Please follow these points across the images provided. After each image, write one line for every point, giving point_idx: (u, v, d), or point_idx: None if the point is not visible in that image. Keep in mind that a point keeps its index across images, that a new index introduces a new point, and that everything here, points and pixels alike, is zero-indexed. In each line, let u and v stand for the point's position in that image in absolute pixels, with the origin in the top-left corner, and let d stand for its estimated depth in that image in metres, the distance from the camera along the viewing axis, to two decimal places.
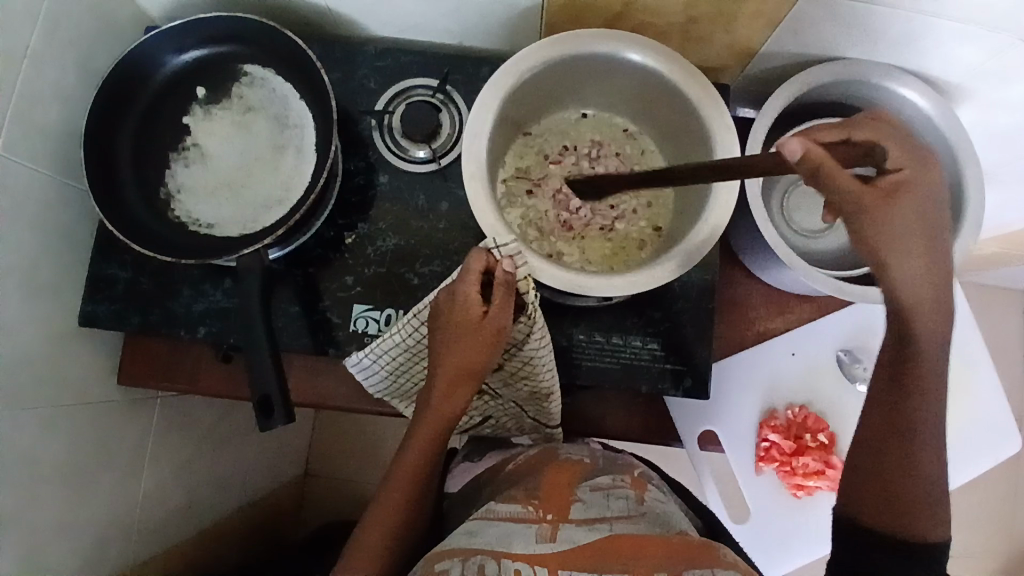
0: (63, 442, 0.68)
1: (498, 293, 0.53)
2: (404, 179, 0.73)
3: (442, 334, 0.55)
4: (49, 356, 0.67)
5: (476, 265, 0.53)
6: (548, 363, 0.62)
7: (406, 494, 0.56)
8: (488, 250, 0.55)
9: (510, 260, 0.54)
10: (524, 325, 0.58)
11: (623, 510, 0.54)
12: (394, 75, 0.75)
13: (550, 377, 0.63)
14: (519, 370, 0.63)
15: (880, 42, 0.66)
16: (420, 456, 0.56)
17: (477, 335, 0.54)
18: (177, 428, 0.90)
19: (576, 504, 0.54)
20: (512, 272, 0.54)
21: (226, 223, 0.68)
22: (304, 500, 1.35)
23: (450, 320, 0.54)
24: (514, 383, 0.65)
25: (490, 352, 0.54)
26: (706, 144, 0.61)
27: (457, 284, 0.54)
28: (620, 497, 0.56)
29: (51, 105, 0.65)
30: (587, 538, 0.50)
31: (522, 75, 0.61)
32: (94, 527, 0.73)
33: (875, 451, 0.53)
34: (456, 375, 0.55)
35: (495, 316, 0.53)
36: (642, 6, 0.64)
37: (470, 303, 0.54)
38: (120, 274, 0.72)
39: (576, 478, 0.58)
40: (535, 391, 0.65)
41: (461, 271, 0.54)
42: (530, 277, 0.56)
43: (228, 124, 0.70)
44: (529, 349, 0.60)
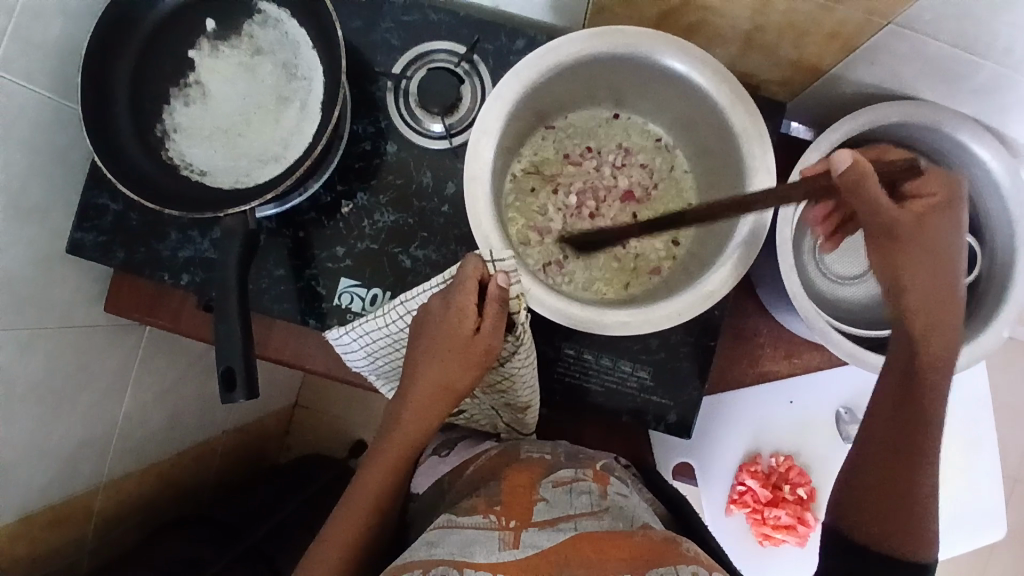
0: (39, 363, 0.69)
1: (492, 310, 0.49)
2: (413, 152, 0.68)
3: (428, 344, 0.51)
4: (30, 279, 0.66)
5: (470, 275, 0.49)
6: (529, 380, 0.58)
7: (376, 499, 0.54)
8: (484, 261, 0.50)
9: (504, 275, 0.49)
10: (511, 343, 0.54)
11: (587, 506, 0.53)
12: (419, 34, 0.68)
13: (529, 391, 0.59)
14: (498, 382, 0.58)
15: (961, 89, 0.58)
16: (393, 460, 0.54)
17: (464, 352, 0.50)
18: (164, 355, 0.91)
19: (538, 504, 0.53)
20: (506, 288, 0.49)
21: (219, 172, 0.64)
22: (290, 427, 1.38)
23: (438, 332, 0.50)
24: (491, 391, 0.61)
25: (474, 370, 0.51)
26: (740, 179, 0.55)
27: (451, 293, 0.49)
28: (583, 493, 0.54)
29: (53, 15, 0.61)
30: (552, 541, 0.49)
31: (552, 67, 0.54)
32: (67, 443, 0.75)
33: (880, 462, 0.54)
34: (438, 388, 0.52)
35: (486, 333, 0.50)
36: (704, 5, 0.56)
37: (461, 318, 0.49)
38: (111, 207, 0.69)
39: (536, 476, 0.56)
40: (512, 401, 0.61)
41: (456, 280, 0.49)
42: (523, 296, 0.51)
43: (233, 64, 0.65)
44: (512, 365, 0.55)
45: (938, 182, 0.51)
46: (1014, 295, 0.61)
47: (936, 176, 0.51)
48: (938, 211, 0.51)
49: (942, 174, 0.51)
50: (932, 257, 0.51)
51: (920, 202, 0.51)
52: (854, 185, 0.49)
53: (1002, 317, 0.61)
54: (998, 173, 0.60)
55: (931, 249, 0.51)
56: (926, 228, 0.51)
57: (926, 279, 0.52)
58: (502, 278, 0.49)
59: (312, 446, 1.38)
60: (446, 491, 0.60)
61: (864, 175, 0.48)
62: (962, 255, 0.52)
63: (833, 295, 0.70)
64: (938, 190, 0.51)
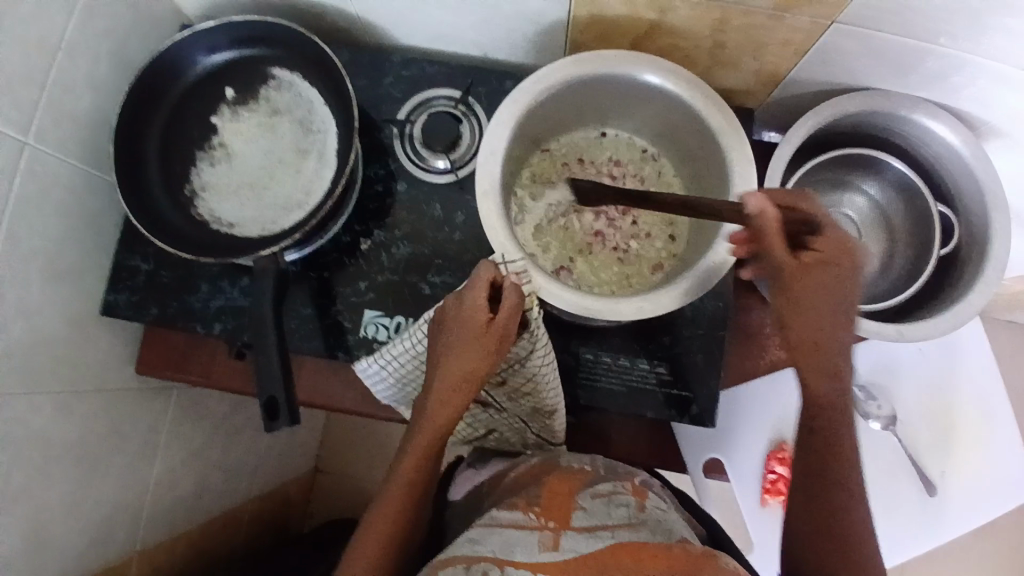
0: (76, 426, 0.70)
1: (507, 303, 0.53)
2: (422, 189, 0.73)
3: (447, 343, 0.54)
4: (69, 341, 0.69)
5: (484, 273, 0.53)
6: (551, 381, 0.61)
7: (402, 500, 0.55)
8: (495, 263, 0.55)
9: (517, 275, 0.54)
10: (528, 341, 0.57)
11: (624, 517, 0.52)
12: (418, 84, 0.75)
13: (554, 396, 0.63)
14: (523, 386, 0.63)
15: (913, 75, 0.64)
16: (416, 460, 0.56)
17: (483, 345, 0.53)
18: (190, 417, 0.91)
19: (578, 512, 0.52)
20: (519, 284, 0.54)
21: (246, 223, 0.69)
22: (312, 494, 1.37)
23: (457, 330, 0.54)
24: (518, 399, 0.65)
25: (494, 361, 0.54)
26: (724, 173, 0.61)
27: (466, 293, 0.53)
28: (621, 504, 0.54)
29: (83, 95, 0.67)
30: (590, 547, 0.49)
31: (544, 93, 0.61)
32: (104, 508, 0.75)
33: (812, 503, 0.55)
34: (461, 384, 0.54)
35: (501, 324, 0.53)
36: (670, 29, 0.64)
37: (476, 313, 0.53)
38: (142, 266, 0.75)
39: (577, 486, 0.56)
40: (539, 407, 0.65)
41: (469, 281, 0.54)
42: (535, 295, 0.56)
43: (253, 125, 0.72)
44: (532, 364, 0.59)
45: (831, 242, 0.52)
46: (994, 252, 0.66)
47: (826, 233, 0.52)
48: (825, 265, 0.52)
49: (840, 235, 0.52)
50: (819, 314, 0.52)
51: (813, 253, 0.52)
52: (760, 227, 0.53)
53: (986, 275, 0.66)
54: (957, 145, 0.67)
55: (821, 297, 0.52)
56: (811, 278, 0.52)
57: (819, 322, 0.53)
58: (512, 276, 0.54)
59: (336, 511, 1.35)
60: (486, 495, 0.63)
61: (772, 221, 0.52)
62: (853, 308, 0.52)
63: None
64: (825, 249, 0.52)
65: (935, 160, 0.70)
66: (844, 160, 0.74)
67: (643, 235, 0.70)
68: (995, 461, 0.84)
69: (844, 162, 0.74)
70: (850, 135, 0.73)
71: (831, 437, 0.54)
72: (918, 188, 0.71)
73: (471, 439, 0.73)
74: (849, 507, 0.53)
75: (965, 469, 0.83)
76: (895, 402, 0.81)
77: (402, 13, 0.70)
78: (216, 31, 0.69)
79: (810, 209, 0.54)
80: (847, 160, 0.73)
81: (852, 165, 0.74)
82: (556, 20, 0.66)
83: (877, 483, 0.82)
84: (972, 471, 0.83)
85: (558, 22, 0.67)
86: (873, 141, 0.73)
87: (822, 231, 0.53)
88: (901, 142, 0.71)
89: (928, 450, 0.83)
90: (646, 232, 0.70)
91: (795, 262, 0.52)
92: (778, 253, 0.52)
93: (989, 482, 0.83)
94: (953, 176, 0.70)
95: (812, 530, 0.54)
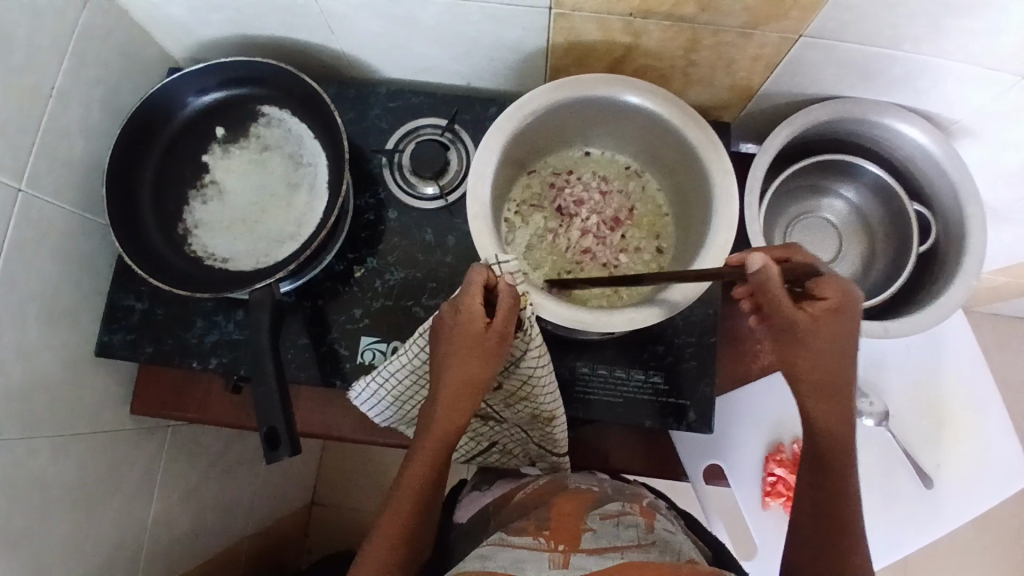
0: (72, 468, 0.69)
1: (501, 306, 0.54)
2: (412, 215, 0.75)
3: (446, 349, 0.55)
4: (64, 383, 0.69)
5: (477, 279, 0.54)
6: (547, 385, 0.61)
7: (409, 511, 0.56)
8: (489, 267, 0.56)
9: (508, 277, 0.56)
10: (522, 342, 0.57)
11: (633, 538, 0.53)
12: (404, 115, 0.78)
13: (551, 400, 0.63)
14: (518, 390, 0.62)
15: (877, 83, 0.68)
16: (421, 467, 0.57)
17: (481, 350, 0.54)
18: (186, 455, 0.90)
19: (586, 533, 0.53)
20: (512, 286, 0.55)
21: (240, 257, 0.70)
22: (309, 528, 1.35)
23: (455, 335, 0.55)
24: (515, 405, 0.65)
25: (491, 364, 0.55)
26: (704, 184, 0.63)
27: (460, 298, 0.54)
28: (629, 526, 0.54)
29: (75, 140, 0.68)
30: (600, 565, 0.48)
31: (528, 117, 0.63)
32: (102, 550, 0.73)
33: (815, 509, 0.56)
34: (462, 389, 0.55)
35: (498, 328, 0.54)
36: (645, 50, 0.67)
37: (472, 319, 0.54)
38: (137, 305, 0.75)
39: (585, 507, 0.57)
40: (537, 412, 0.64)
41: (463, 285, 0.55)
42: (527, 296, 0.57)
43: (244, 162, 0.74)
44: (527, 367, 0.59)
45: (834, 288, 0.52)
46: (972, 244, 0.69)
47: (828, 282, 0.53)
48: (831, 314, 0.52)
49: (839, 280, 0.53)
50: (828, 358, 0.53)
51: (819, 305, 0.52)
52: (762, 285, 0.52)
53: (966, 267, 0.68)
54: (928, 145, 0.70)
55: (826, 347, 0.53)
56: (821, 329, 0.52)
57: (821, 363, 0.53)
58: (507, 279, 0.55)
59: (335, 544, 1.33)
60: (492, 517, 0.63)
61: (778, 279, 0.51)
62: (856, 347, 0.54)
63: None
64: (831, 297, 0.52)
65: (908, 161, 0.73)
66: (820, 166, 0.77)
67: (631, 249, 0.72)
68: (984, 452, 0.85)
69: (821, 168, 0.77)
70: (822, 142, 0.76)
71: (834, 444, 0.55)
72: (892, 189, 0.74)
73: (474, 456, 0.74)
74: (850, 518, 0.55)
75: (955, 458, 0.85)
76: (885, 398, 0.83)
77: (387, 48, 0.73)
78: (206, 73, 0.71)
79: (804, 261, 0.55)
80: (823, 166, 0.76)
81: (828, 171, 0.77)
82: (535, 48, 0.69)
83: (873, 477, 0.83)
84: (963, 465, 0.84)
85: (537, 50, 0.69)
86: (846, 147, 0.76)
87: (823, 281, 0.53)
88: (873, 146, 0.75)
89: (919, 442, 0.85)
90: (635, 246, 0.72)
91: (806, 313, 0.53)
92: (789, 309, 0.52)
93: (980, 473, 0.84)
94: (925, 175, 0.73)
95: (815, 552, 0.55)
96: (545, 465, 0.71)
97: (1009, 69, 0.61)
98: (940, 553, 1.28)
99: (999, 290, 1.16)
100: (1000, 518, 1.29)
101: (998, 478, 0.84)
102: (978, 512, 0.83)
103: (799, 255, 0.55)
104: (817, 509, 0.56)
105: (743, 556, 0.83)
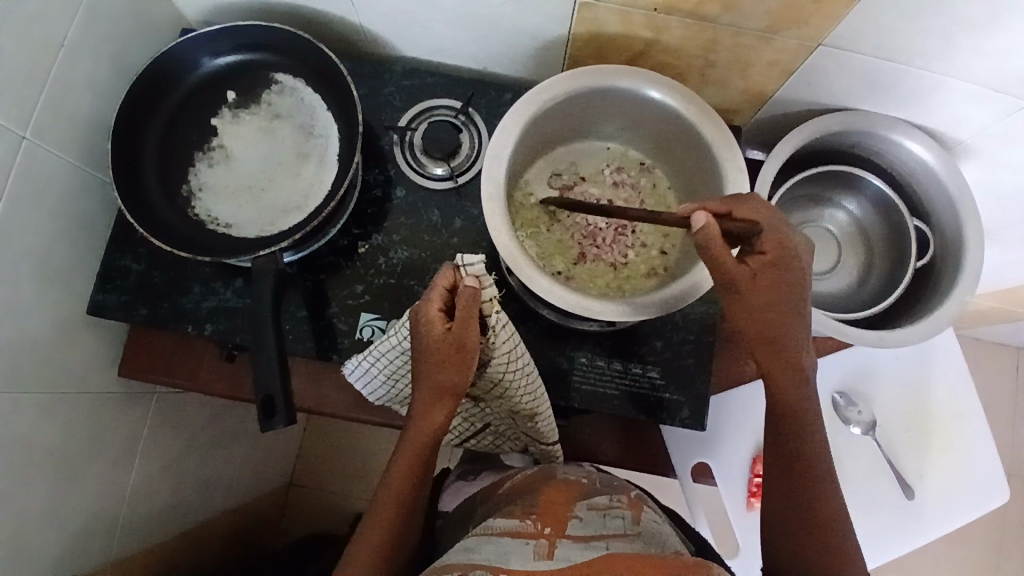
0: (57, 427, 0.68)
1: (460, 307, 0.54)
2: (421, 195, 0.75)
3: (418, 353, 0.56)
4: (54, 341, 0.68)
5: (443, 281, 0.55)
6: (521, 386, 0.61)
7: (396, 504, 0.57)
8: (457, 268, 0.56)
9: (473, 278, 0.55)
10: (490, 342, 0.57)
11: (620, 528, 0.51)
12: (419, 94, 0.77)
13: (530, 398, 0.63)
14: (493, 389, 0.63)
15: (888, 96, 0.69)
16: (405, 467, 0.58)
17: (448, 354, 0.54)
18: (171, 424, 0.89)
19: (573, 521, 0.51)
20: (475, 287, 0.54)
21: (244, 224, 0.70)
22: (286, 509, 1.33)
23: (420, 340, 0.56)
24: (495, 399, 0.65)
25: (461, 366, 0.55)
26: (717, 181, 0.64)
27: (423, 302, 0.55)
28: (616, 516, 0.52)
29: (83, 94, 0.67)
30: (585, 555, 0.46)
31: (544, 103, 0.64)
32: (82, 514, 0.72)
33: (785, 480, 0.60)
34: (436, 391, 0.56)
35: (456, 330, 0.54)
36: (664, 47, 0.67)
37: (433, 321, 0.54)
38: (133, 266, 0.74)
39: (573, 497, 0.55)
40: (519, 409, 0.65)
41: (427, 289, 0.56)
42: (496, 297, 0.56)
43: (254, 129, 0.73)
44: (496, 367, 0.59)
45: (771, 243, 0.55)
46: (968, 262, 0.70)
47: (767, 233, 0.55)
48: (769, 269, 0.55)
49: (779, 233, 0.55)
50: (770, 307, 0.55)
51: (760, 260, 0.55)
52: (703, 240, 0.54)
53: (962, 283, 0.70)
54: (931, 162, 0.71)
55: (767, 301, 0.55)
56: (762, 284, 0.55)
57: (766, 314, 0.55)
58: (471, 282, 0.54)
59: (311, 526, 1.32)
60: (479, 505, 0.63)
61: (715, 233, 0.53)
62: (804, 295, 0.55)
63: (810, 289, 0.79)
64: (768, 251, 0.54)
65: (910, 177, 0.75)
66: (827, 176, 0.77)
67: (638, 243, 0.72)
68: (965, 466, 0.87)
69: (825, 179, 0.78)
70: (831, 154, 0.77)
71: (799, 421, 0.58)
72: (894, 203, 0.75)
73: (467, 440, 0.74)
74: (816, 486, 0.58)
75: (938, 467, 0.87)
76: (873, 407, 0.86)
77: (406, 25, 0.72)
78: (221, 35, 0.70)
79: (746, 215, 0.56)
80: (828, 176, 0.77)
81: (834, 182, 0.78)
82: (556, 36, 0.69)
83: (854, 480, 0.86)
84: (941, 478, 0.86)
85: (558, 38, 0.69)
86: (853, 159, 0.77)
87: (762, 232, 0.55)
88: (877, 160, 0.76)
89: (904, 451, 0.87)
90: (642, 241, 0.72)
91: (745, 267, 0.55)
92: (729, 264, 0.54)
93: (957, 488, 0.86)
94: (926, 191, 0.74)
95: (790, 519, 0.59)
96: (537, 452, 0.71)
97: (1017, 91, 0.63)
98: (909, 565, 1.31)
99: (984, 313, 1.19)
100: (971, 534, 1.32)
101: (978, 493, 0.85)
102: (955, 525, 0.85)
103: (742, 208, 0.56)
104: (783, 471, 0.60)
105: (727, 554, 0.85)
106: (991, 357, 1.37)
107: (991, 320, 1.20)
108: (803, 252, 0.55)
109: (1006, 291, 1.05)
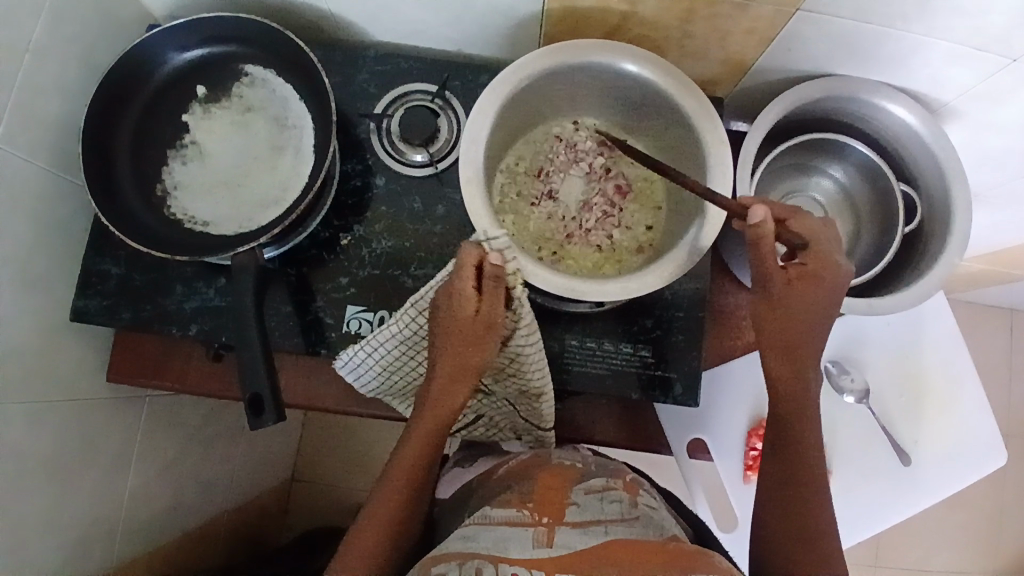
0: (48, 436, 0.67)
1: (489, 287, 0.54)
2: (401, 182, 0.73)
3: (441, 331, 0.56)
4: (39, 349, 0.66)
5: (468, 260, 0.54)
6: (535, 361, 0.61)
7: (410, 484, 0.58)
8: (479, 245, 0.56)
9: (499, 254, 0.55)
10: (512, 320, 0.58)
11: (617, 513, 0.50)
12: (394, 80, 0.75)
13: (539, 377, 0.63)
14: (508, 366, 0.63)
15: (871, 60, 0.68)
16: (421, 449, 0.58)
17: (475, 332, 0.55)
18: (165, 427, 0.88)
19: (571, 508, 0.50)
20: (501, 266, 0.54)
21: (222, 221, 0.68)
22: (289, 506, 1.33)
23: (448, 319, 0.55)
24: (503, 380, 0.65)
25: (485, 345, 0.56)
26: (700, 153, 0.63)
27: (454, 280, 0.55)
28: (614, 500, 0.51)
29: (51, 97, 0.65)
30: (586, 543, 0.46)
31: (520, 83, 0.63)
32: (78, 521, 0.71)
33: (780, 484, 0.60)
34: (458, 369, 0.56)
35: (488, 310, 0.55)
36: (641, 19, 0.66)
37: (465, 301, 0.54)
38: (113, 270, 0.73)
39: (569, 482, 0.53)
40: (525, 389, 0.65)
41: (454, 268, 0.55)
42: (520, 273, 0.56)
43: (227, 123, 0.71)
44: (516, 344, 0.59)
45: (817, 258, 0.57)
46: (956, 226, 0.70)
47: (817, 252, 0.57)
48: (810, 281, 0.57)
49: (829, 253, 0.57)
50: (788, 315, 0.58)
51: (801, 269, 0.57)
52: (754, 239, 0.55)
53: (950, 249, 0.69)
54: (916, 126, 0.70)
55: (792, 311, 0.58)
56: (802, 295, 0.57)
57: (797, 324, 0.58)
58: (496, 259, 0.54)
59: (315, 521, 1.33)
60: (474, 492, 0.62)
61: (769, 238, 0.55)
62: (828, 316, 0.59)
63: None
64: (811, 265, 0.57)
65: (896, 142, 0.74)
66: (811, 145, 0.76)
67: (626, 222, 0.72)
68: (963, 428, 0.87)
69: (809, 148, 0.77)
70: (814, 122, 0.76)
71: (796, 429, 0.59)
72: (880, 168, 0.74)
73: (460, 430, 0.73)
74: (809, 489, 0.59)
75: (935, 433, 0.87)
76: (865, 375, 0.86)
77: (377, 8, 0.70)
78: (187, 29, 0.68)
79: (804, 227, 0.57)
80: (811, 145, 0.76)
81: (819, 150, 0.77)
82: (531, 13, 0.68)
83: (853, 447, 0.86)
84: (942, 440, 0.87)
85: (532, 15, 0.68)
86: (836, 126, 0.76)
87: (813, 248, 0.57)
88: (862, 125, 0.75)
89: (900, 418, 0.87)
90: (629, 219, 0.72)
91: (784, 272, 0.57)
92: (769, 266, 0.56)
93: (957, 449, 0.87)
94: (913, 157, 0.74)
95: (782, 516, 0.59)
96: (530, 440, 0.71)
97: (1000, 49, 0.62)
98: (912, 531, 1.32)
99: (978, 276, 1.19)
100: (972, 497, 1.33)
101: (975, 452, 0.87)
102: (958, 487, 0.86)
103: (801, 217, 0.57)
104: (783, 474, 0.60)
105: (724, 529, 0.86)
106: (986, 319, 1.37)
107: (984, 282, 1.20)
108: (842, 277, 0.57)
109: (998, 252, 1.04)
